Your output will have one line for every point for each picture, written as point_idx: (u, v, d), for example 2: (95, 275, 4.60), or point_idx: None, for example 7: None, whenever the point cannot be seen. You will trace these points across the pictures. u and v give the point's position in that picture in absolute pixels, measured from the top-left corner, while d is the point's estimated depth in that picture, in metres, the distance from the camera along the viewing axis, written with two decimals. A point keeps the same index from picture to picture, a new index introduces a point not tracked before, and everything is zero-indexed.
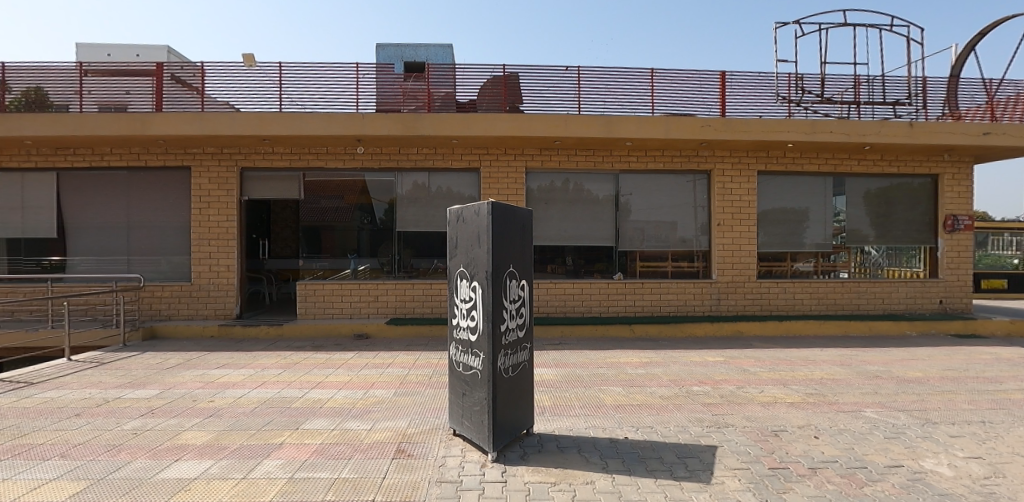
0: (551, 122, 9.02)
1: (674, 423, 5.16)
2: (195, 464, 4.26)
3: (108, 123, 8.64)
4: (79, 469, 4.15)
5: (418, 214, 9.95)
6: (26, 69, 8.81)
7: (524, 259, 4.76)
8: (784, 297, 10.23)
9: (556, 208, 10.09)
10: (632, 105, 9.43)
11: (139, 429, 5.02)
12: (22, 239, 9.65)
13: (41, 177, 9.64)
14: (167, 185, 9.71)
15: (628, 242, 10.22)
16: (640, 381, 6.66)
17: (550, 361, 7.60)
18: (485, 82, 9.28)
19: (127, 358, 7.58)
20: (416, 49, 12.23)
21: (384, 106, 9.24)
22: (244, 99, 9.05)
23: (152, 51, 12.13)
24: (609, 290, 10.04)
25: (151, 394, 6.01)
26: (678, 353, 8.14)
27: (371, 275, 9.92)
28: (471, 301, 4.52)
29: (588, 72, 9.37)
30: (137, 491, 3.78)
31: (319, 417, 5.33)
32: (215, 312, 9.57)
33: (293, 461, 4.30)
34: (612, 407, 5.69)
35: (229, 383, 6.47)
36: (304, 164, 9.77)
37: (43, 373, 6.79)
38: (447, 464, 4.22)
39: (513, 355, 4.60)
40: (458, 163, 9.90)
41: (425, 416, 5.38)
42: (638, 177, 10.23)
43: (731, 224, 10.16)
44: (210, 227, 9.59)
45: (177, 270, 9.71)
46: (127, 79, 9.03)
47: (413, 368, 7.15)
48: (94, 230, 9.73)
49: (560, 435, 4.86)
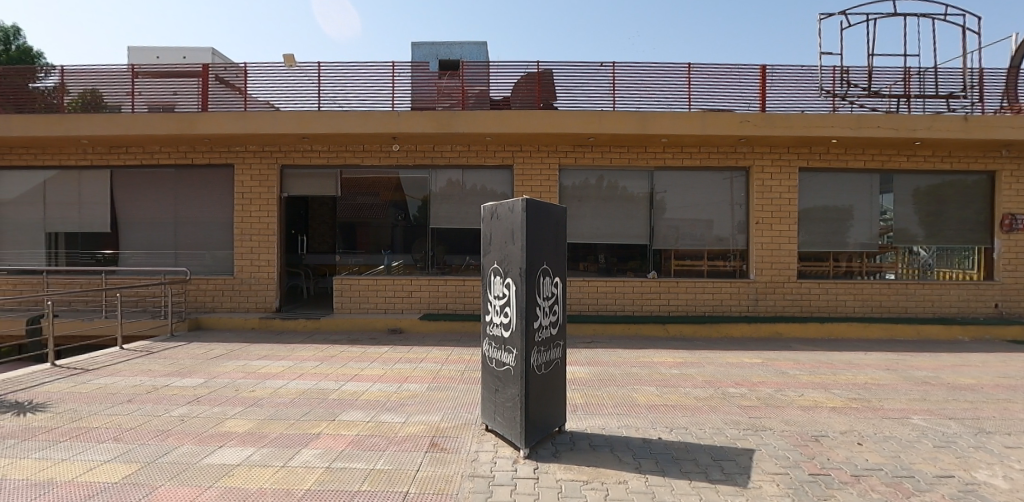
0: (584, 118, 8.94)
1: (709, 425, 5.05)
2: (238, 451, 4.41)
3: (159, 122, 9.02)
4: (131, 453, 4.35)
5: (451, 211, 10.03)
6: (82, 72, 9.26)
7: (558, 255, 4.76)
8: (826, 298, 9.89)
9: (590, 205, 10.03)
10: (668, 101, 9.26)
11: (185, 415, 5.23)
12: (79, 232, 10.17)
13: (96, 174, 10.13)
14: (212, 182, 10.08)
15: (662, 240, 10.05)
16: (675, 381, 6.56)
17: (582, 359, 7.56)
18: (520, 78, 9.27)
19: (174, 348, 7.91)
20: (451, 47, 12.33)
21: (420, 103, 9.33)
22: (284, 98, 9.31)
23: (198, 53, 12.63)
24: (642, 288, 9.91)
25: (197, 383, 6.26)
26: (714, 353, 7.98)
27: (405, 271, 10.06)
28: (505, 297, 4.54)
29: (623, 67, 9.25)
30: (184, 475, 3.95)
31: (355, 410, 5.44)
32: (256, 305, 9.89)
33: (331, 451, 4.41)
34: (646, 407, 5.62)
35: (270, 373, 6.68)
36: (342, 161, 10.00)
37: (98, 360, 7.15)
38: (480, 459, 4.25)
39: (546, 352, 4.60)
40: (492, 160, 9.95)
41: (458, 411, 5.43)
42: (673, 174, 10.05)
43: (771, 223, 9.86)
44: (252, 223, 9.90)
45: (221, 264, 10.06)
46: (175, 80, 9.39)
47: (446, 363, 7.23)
48: (144, 225, 10.17)
49: (593, 433, 4.84)
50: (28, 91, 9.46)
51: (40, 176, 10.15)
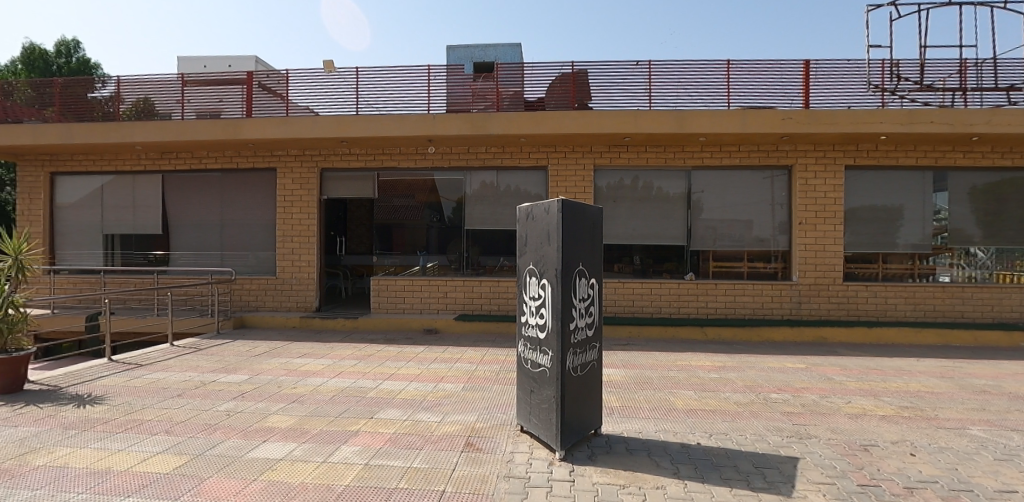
0: (620, 118, 8.83)
1: (751, 431, 4.91)
2: (281, 446, 4.54)
3: (206, 128, 9.38)
4: (182, 445, 4.54)
5: (485, 212, 10.08)
6: (136, 82, 9.74)
7: (594, 256, 4.72)
8: (874, 302, 9.47)
9: (625, 205, 9.92)
10: (707, 99, 9.06)
11: (231, 410, 5.42)
12: (133, 234, 10.69)
13: (149, 179, 10.64)
14: (256, 186, 10.44)
15: (699, 241, 9.84)
16: (713, 385, 6.40)
17: (618, 362, 7.47)
18: (555, 79, 9.23)
19: (220, 345, 8.22)
20: (486, 50, 12.39)
21: (455, 106, 9.43)
22: (324, 103, 9.56)
23: (241, 61, 13.10)
24: (679, 290, 9.72)
25: (242, 379, 6.47)
26: (754, 358, 7.75)
27: (440, 272, 10.16)
28: (541, 298, 4.53)
29: (659, 66, 9.11)
30: (231, 467, 4.09)
31: (392, 408, 5.52)
32: (296, 304, 10.18)
33: (369, 449, 4.48)
34: (684, 411, 5.50)
35: (310, 371, 6.85)
36: (379, 164, 10.20)
37: (151, 356, 7.50)
38: (516, 460, 4.24)
39: (582, 354, 4.56)
40: (527, 161, 9.95)
41: (494, 412, 5.44)
42: (711, 173, 9.83)
43: (815, 223, 9.52)
44: (293, 225, 10.20)
45: (264, 264, 10.40)
46: (221, 88, 9.76)
47: (481, 363, 7.26)
48: (193, 227, 10.60)
49: (629, 437, 4.76)
50: (87, 101, 10.01)
51: (98, 181, 10.72)
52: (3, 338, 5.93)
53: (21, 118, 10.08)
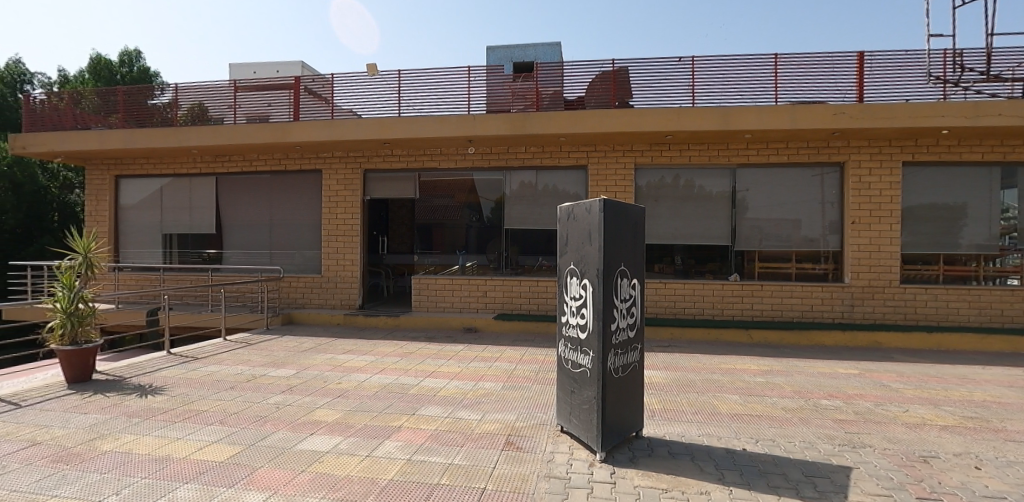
0: (662, 115, 8.67)
1: (799, 438, 4.73)
2: (327, 439, 4.68)
3: (256, 132, 9.75)
4: (234, 435, 4.74)
5: (525, 212, 10.10)
6: (192, 88, 10.25)
7: (637, 256, 4.66)
8: (934, 306, 8.97)
9: (666, 205, 9.74)
10: (753, 95, 8.79)
11: (280, 404, 5.63)
12: (189, 233, 11.23)
13: (204, 181, 11.15)
14: (302, 187, 10.79)
15: (744, 241, 9.57)
16: (760, 390, 6.21)
17: (659, 364, 7.34)
18: (595, 77, 9.15)
19: (269, 340, 8.54)
20: (525, 50, 12.40)
21: (495, 107, 9.48)
22: (368, 106, 9.79)
23: (289, 67, 13.57)
24: (723, 292, 9.48)
25: (289, 374, 6.70)
26: (803, 362, 7.48)
27: (479, 271, 10.24)
28: (582, 298, 4.50)
29: (703, 61, 8.89)
30: (280, 458, 4.25)
31: (433, 405, 5.61)
32: (340, 302, 10.47)
33: (411, 444, 4.56)
34: (728, 415, 5.36)
35: (354, 367, 7.02)
36: (420, 165, 10.37)
37: (206, 350, 7.86)
38: (555, 460, 4.23)
39: (623, 355, 4.51)
40: (566, 161, 9.90)
41: (533, 411, 5.45)
42: (757, 171, 9.54)
43: (869, 222, 9.08)
44: (337, 225, 10.48)
45: (309, 263, 10.74)
46: (270, 92, 10.14)
47: (520, 363, 7.27)
48: (243, 227, 11.05)
49: (671, 440, 4.68)
50: (147, 107, 10.59)
51: (158, 183, 11.32)
52: (73, 331, 6.33)
53: (90, 125, 10.77)
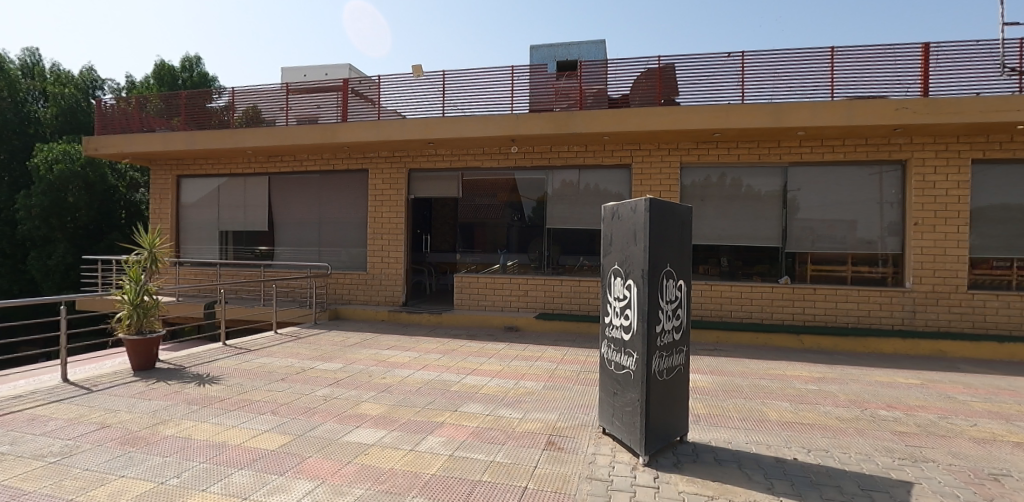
0: (709, 112, 8.44)
1: (855, 450, 4.51)
2: (372, 432, 4.80)
3: (305, 133, 10.08)
4: (285, 425, 4.93)
5: (567, 211, 10.05)
6: (247, 92, 10.70)
7: (683, 257, 4.56)
8: (1007, 313, 8.35)
9: (713, 205, 9.49)
10: (808, 91, 8.44)
11: (328, 396, 5.82)
12: (243, 231, 11.74)
13: (258, 180, 11.63)
14: (350, 186, 11.10)
15: (796, 242, 9.23)
16: (812, 397, 5.97)
17: (704, 367, 7.17)
18: (640, 75, 9.01)
19: (318, 335, 8.84)
20: (569, 48, 12.33)
21: (538, 105, 9.47)
22: (413, 106, 9.97)
23: (337, 70, 13.98)
24: (772, 295, 9.16)
25: (337, 368, 6.91)
26: (858, 370, 7.15)
27: (520, 270, 10.26)
28: (626, 299, 4.44)
29: (753, 56, 8.61)
30: (328, 449, 4.39)
31: (475, 402, 5.67)
32: (385, 299, 10.72)
33: (453, 440, 4.62)
34: (778, 423, 5.18)
35: (398, 363, 7.18)
36: (463, 164, 10.48)
37: (259, 342, 8.21)
38: (597, 462, 4.19)
39: (668, 357, 4.42)
40: (610, 160, 9.80)
41: (575, 411, 5.42)
42: (810, 170, 9.16)
43: (934, 224, 8.57)
44: (382, 223, 10.73)
45: (355, 260, 11.04)
46: (319, 95, 10.47)
47: (562, 363, 7.24)
48: (293, 225, 11.45)
49: (718, 446, 4.55)
50: (206, 110, 11.14)
51: (215, 183, 11.88)
52: (140, 321, 6.75)
53: (154, 128, 11.43)
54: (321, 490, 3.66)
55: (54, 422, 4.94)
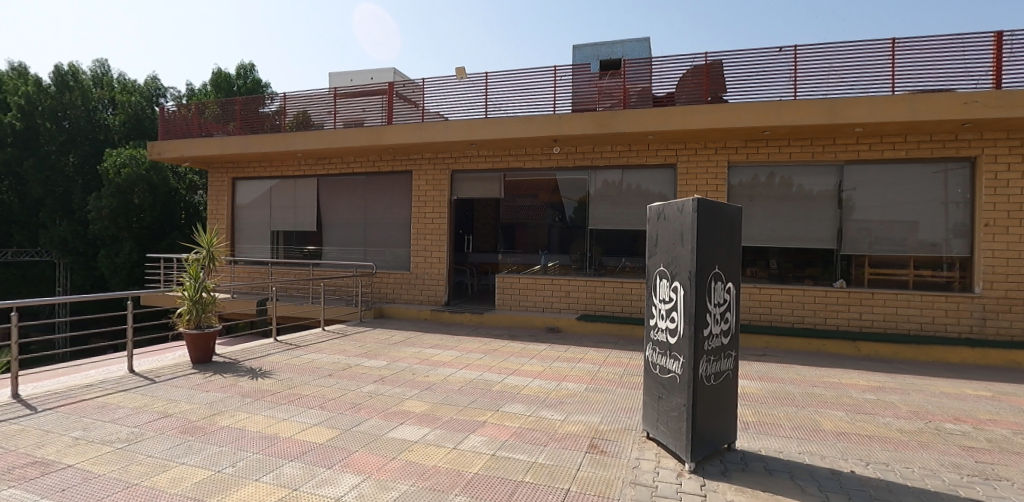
0: (759, 109, 8.16)
1: (918, 464, 4.26)
2: (416, 429, 4.88)
3: (352, 135, 10.37)
4: (333, 419, 5.08)
5: (609, 212, 9.93)
6: (298, 96, 11.10)
7: (733, 259, 4.43)
8: None
9: (762, 205, 9.18)
10: (866, 85, 8.05)
11: (374, 392, 5.96)
12: (293, 230, 12.17)
13: (307, 182, 12.05)
14: (394, 187, 11.35)
15: (852, 244, 8.81)
16: (869, 407, 5.67)
17: (752, 373, 6.94)
18: (686, 72, 8.82)
19: (363, 332, 9.07)
20: (612, 47, 12.19)
21: (581, 105, 9.41)
22: (456, 108, 10.09)
23: (382, 74, 14.32)
24: (826, 299, 8.77)
25: (382, 365, 7.07)
26: (921, 380, 6.75)
27: (562, 271, 10.22)
28: (672, 301, 4.35)
29: (806, 50, 8.28)
30: (374, 444, 4.49)
31: (517, 403, 5.68)
32: (427, 298, 10.89)
33: (496, 440, 4.65)
34: (833, 433, 4.95)
35: (440, 361, 7.28)
36: (505, 165, 10.53)
37: (308, 338, 8.51)
38: (641, 467, 4.12)
39: (716, 362, 4.30)
40: (654, 159, 9.64)
41: (618, 415, 5.35)
42: (868, 168, 8.72)
43: (1007, 226, 7.98)
44: (425, 224, 10.91)
45: (399, 260, 11.27)
46: (366, 98, 10.74)
47: (604, 365, 7.16)
48: (340, 225, 11.79)
49: (768, 456, 4.39)
50: (259, 115, 11.63)
51: (267, 184, 12.38)
52: (198, 316, 7.11)
53: (212, 132, 12.03)
54: (368, 484, 3.75)
55: (122, 410, 5.26)
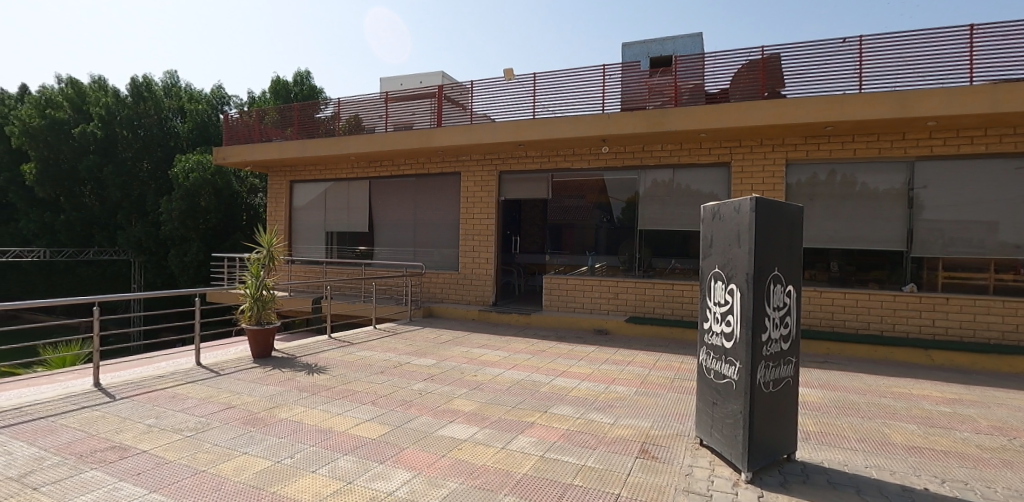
0: (820, 103, 7.78)
1: (1001, 484, 3.94)
2: (465, 428, 4.94)
3: (403, 138, 10.62)
4: (384, 416, 5.21)
5: (659, 212, 9.72)
6: (351, 101, 11.47)
7: (793, 261, 4.24)
8: None
9: (823, 204, 8.75)
10: (940, 76, 7.53)
11: (424, 390, 6.07)
12: (346, 231, 12.58)
13: (360, 184, 12.43)
14: (443, 189, 11.54)
15: (924, 246, 8.26)
16: (945, 421, 5.29)
17: (813, 381, 6.62)
18: (741, 67, 8.52)
19: (412, 331, 9.27)
20: (662, 43, 11.93)
21: (630, 104, 9.26)
22: (504, 109, 10.15)
23: (430, 77, 14.58)
24: (895, 304, 8.27)
25: (431, 363, 7.20)
26: (1004, 393, 6.25)
27: (610, 272, 10.09)
28: (727, 304, 4.21)
29: (873, 40, 7.82)
30: (424, 442, 4.58)
31: (565, 405, 5.65)
32: (475, 298, 11.01)
33: (544, 441, 4.63)
34: (903, 447, 4.65)
35: (488, 361, 7.33)
36: (553, 165, 10.50)
37: (360, 336, 8.77)
38: (694, 475, 4.00)
39: (776, 368, 4.13)
40: (706, 158, 9.37)
41: (669, 420, 5.23)
42: (942, 164, 8.15)
43: None
44: (473, 224, 11.04)
45: (447, 260, 11.45)
46: (415, 102, 10.97)
47: (654, 369, 7.02)
48: (390, 226, 12.09)
49: (831, 468, 4.17)
50: (315, 120, 12.08)
51: (322, 187, 12.86)
52: (259, 312, 7.45)
53: (271, 137, 12.62)
54: (418, 480, 3.82)
55: (190, 400, 5.59)
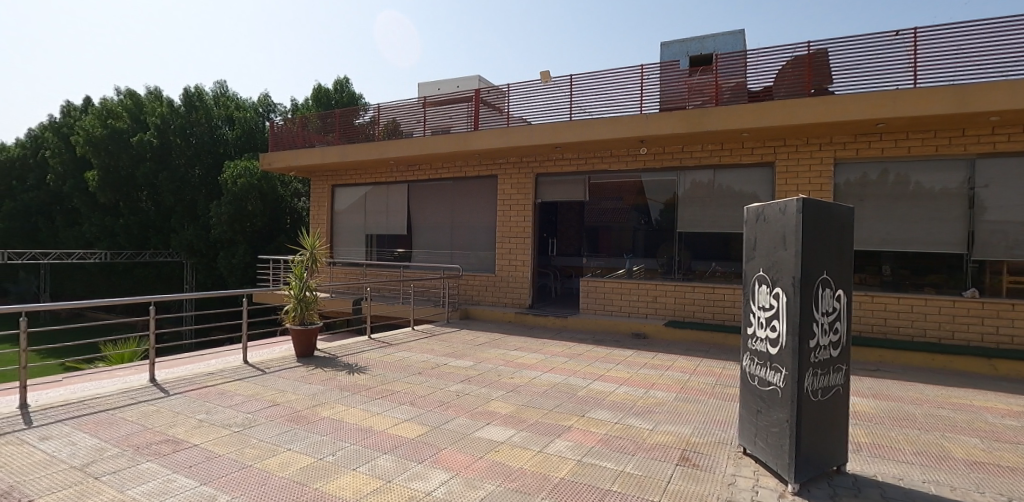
0: (871, 99, 7.44)
1: None
2: (502, 430, 4.96)
3: (441, 142, 10.77)
4: (423, 416, 5.29)
5: (699, 214, 9.52)
6: (390, 106, 11.72)
7: (843, 265, 4.07)
8: None
9: (874, 205, 8.37)
10: (1003, 67, 7.10)
11: (461, 392, 6.14)
12: (385, 234, 12.83)
13: (398, 188, 12.67)
14: (479, 191, 11.64)
15: (987, 249, 7.77)
16: (1011, 435, 4.97)
17: (864, 390, 6.34)
18: (786, 63, 8.25)
19: (449, 332, 9.39)
20: (703, 42, 11.67)
21: (669, 104, 9.10)
22: (540, 112, 10.15)
23: (467, 82, 14.73)
24: (954, 310, 7.83)
25: (468, 365, 7.27)
26: None
27: (648, 275, 9.89)
28: (772, 309, 4.08)
29: (929, 32, 7.44)
30: (462, 443, 4.62)
31: (603, 409, 5.59)
32: (511, 300, 11.05)
33: (582, 446, 4.60)
34: (964, 462, 4.39)
35: (526, 364, 7.34)
36: (590, 167, 10.44)
37: (399, 337, 8.94)
38: (738, 484, 3.88)
39: (824, 376, 3.97)
40: (749, 158, 9.11)
41: (711, 427, 5.10)
42: (1007, 162, 7.65)
43: None
44: (509, 227, 11.08)
45: (483, 263, 11.53)
46: (452, 106, 11.12)
47: (695, 374, 6.87)
48: (428, 229, 12.28)
49: (885, 482, 3.98)
50: (355, 126, 12.41)
51: (362, 191, 13.18)
52: (302, 313, 7.69)
53: (314, 143, 13.03)
54: (456, 481, 3.86)
55: (238, 397, 5.82)
